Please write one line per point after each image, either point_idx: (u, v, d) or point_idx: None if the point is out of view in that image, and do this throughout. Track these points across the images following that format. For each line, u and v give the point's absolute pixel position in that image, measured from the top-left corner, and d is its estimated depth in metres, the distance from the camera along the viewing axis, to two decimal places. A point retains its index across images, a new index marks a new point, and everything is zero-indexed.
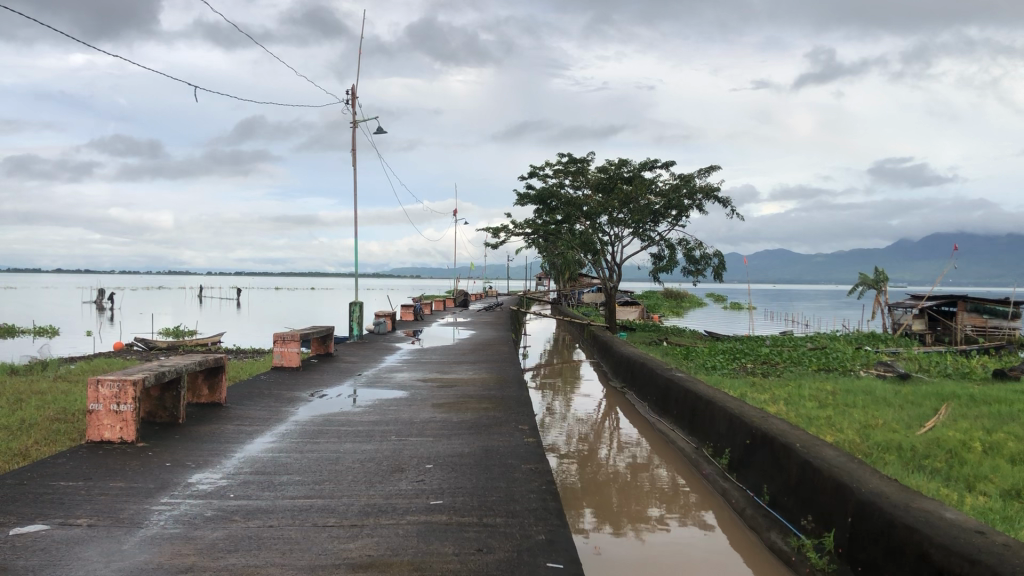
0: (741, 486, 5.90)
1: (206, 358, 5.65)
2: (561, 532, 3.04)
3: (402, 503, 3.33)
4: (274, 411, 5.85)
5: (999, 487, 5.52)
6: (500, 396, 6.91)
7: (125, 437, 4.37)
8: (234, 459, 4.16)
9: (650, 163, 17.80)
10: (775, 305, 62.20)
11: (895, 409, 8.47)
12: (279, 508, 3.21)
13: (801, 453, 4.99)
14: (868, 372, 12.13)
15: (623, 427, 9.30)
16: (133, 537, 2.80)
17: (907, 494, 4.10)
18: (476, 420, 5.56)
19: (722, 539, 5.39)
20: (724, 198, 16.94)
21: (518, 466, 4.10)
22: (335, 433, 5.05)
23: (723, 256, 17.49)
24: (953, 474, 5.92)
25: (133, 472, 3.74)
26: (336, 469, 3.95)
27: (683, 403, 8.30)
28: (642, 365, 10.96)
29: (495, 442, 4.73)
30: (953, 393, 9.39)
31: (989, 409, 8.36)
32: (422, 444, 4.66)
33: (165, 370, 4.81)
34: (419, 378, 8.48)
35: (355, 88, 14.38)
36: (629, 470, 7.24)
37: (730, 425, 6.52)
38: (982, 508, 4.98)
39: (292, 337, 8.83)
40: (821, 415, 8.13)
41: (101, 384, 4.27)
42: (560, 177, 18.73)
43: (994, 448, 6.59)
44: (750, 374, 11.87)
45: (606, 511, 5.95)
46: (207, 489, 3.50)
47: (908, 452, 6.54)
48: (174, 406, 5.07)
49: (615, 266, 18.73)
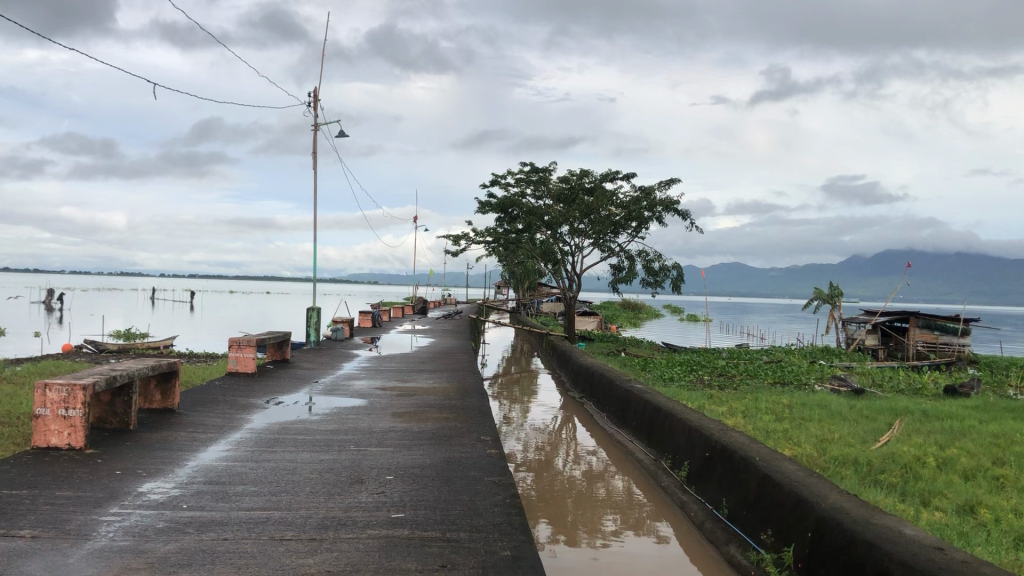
0: (699, 500, 5.87)
1: (159, 363, 5.49)
2: (526, 548, 2.96)
3: (363, 517, 3.23)
4: (229, 418, 5.71)
5: (954, 503, 5.56)
6: (460, 405, 6.82)
7: (73, 443, 4.22)
8: (187, 468, 4.03)
9: (612, 175, 17.88)
10: (732, 317, 62.80)
11: (850, 423, 8.54)
12: (235, 520, 3.09)
13: (760, 467, 4.98)
14: (822, 386, 12.24)
15: (580, 437, 9.27)
16: (78, 550, 2.67)
17: (867, 509, 4.09)
18: (436, 429, 5.47)
19: (679, 552, 5.35)
20: (683, 211, 17.03)
21: (480, 479, 4.03)
22: (292, 441, 4.93)
23: (682, 269, 17.58)
24: (908, 489, 5.95)
25: (81, 480, 3.60)
26: (293, 480, 3.84)
27: (641, 414, 8.27)
28: (601, 376, 10.92)
29: (457, 453, 4.65)
30: (906, 408, 9.49)
31: (941, 424, 8.47)
32: (382, 455, 4.55)
33: (117, 375, 4.65)
34: (378, 385, 8.38)
35: (317, 91, 14.25)
36: (585, 480, 7.19)
37: (689, 437, 6.50)
38: (939, 523, 5.00)
39: (248, 342, 8.63)
40: (778, 428, 8.15)
41: (49, 389, 4.11)
42: (522, 186, 18.73)
43: (947, 464, 6.65)
44: (707, 386, 11.90)
45: (561, 521, 5.89)
46: (159, 500, 3.37)
47: (864, 466, 6.58)
48: (126, 411, 4.91)
49: (575, 276, 18.72)
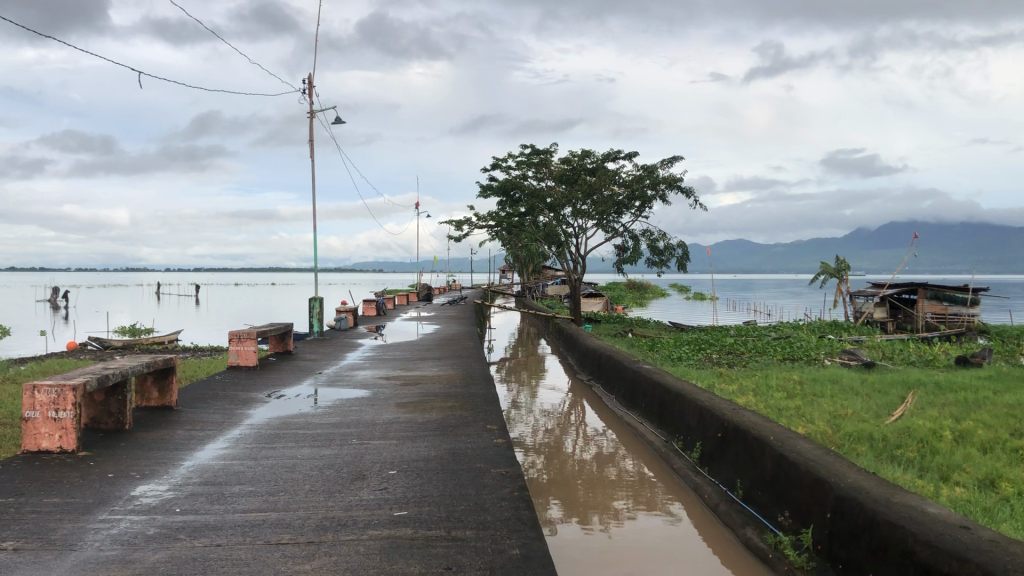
0: (713, 481, 5.71)
1: (154, 360, 5.34)
2: (536, 546, 2.81)
3: (364, 516, 3.08)
4: (228, 413, 5.57)
5: (973, 477, 5.40)
6: (466, 393, 6.67)
7: (64, 446, 4.08)
8: (182, 468, 3.88)
9: (614, 155, 17.67)
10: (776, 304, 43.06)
11: (862, 398, 8.36)
12: (229, 524, 2.95)
13: (775, 447, 4.80)
14: (832, 360, 12.08)
15: (589, 420, 9.11)
16: (63, 562, 2.52)
17: (888, 488, 3.92)
18: (442, 419, 5.32)
19: (692, 534, 5.20)
20: (687, 188, 16.81)
21: (487, 471, 3.88)
22: (292, 436, 4.78)
23: (687, 247, 17.36)
24: (926, 465, 5.79)
25: (70, 485, 3.45)
26: (293, 478, 3.68)
27: (651, 396, 8.10)
28: (609, 357, 10.78)
29: (461, 444, 4.50)
30: (918, 381, 9.31)
31: (955, 397, 8.29)
32: (385, 448, 4.40)
33: (108, 374, 4.50)
34: (381, 376, 8.20)
35: (311, 77, 14.03)
36: (596, 463, 7.03)
37: (701, 417, 6.33)
38: (961, 500, 4.83)
39: (249, 336, 8.47)
40: (790, 405, 7.98)
41: (38, 390, 3.97)
42: (523, 169, 18.55)
43: (965, 437, 6.47)
44: (716, 365, 11.72)
45: (571, 505, 5.76)
46: (151, 503, 3.22)
47: (879, 442, 6.41)
48: (120, 411, 4.77)
49: (579, 258, 18.52)
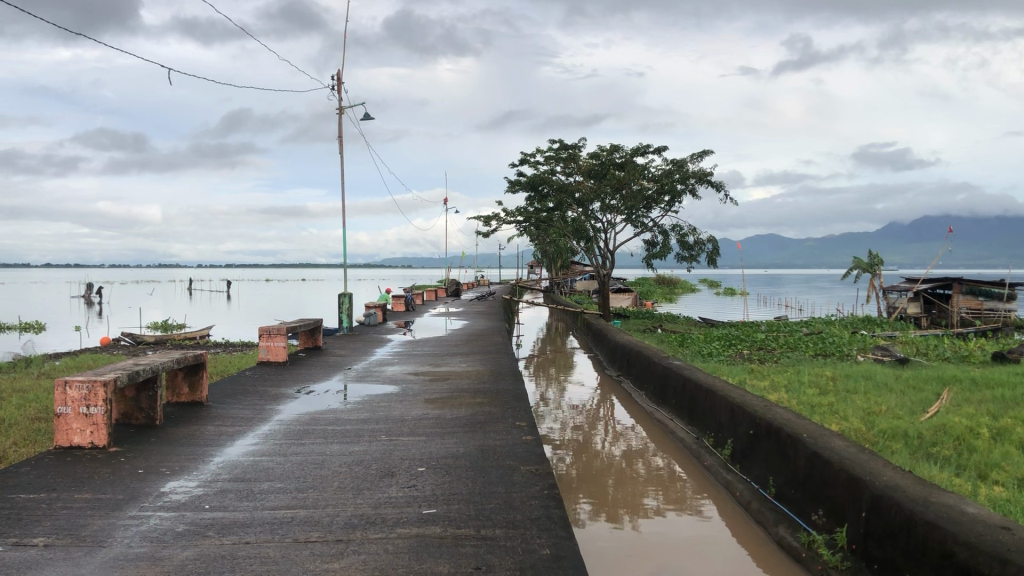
0: (744, 478, 5.64)
1: (185, 356, 5.36)
2: (566, 546, 2.77)
3: (392, 514, 3.07)
4: (257, 409, 5.58)
5: (1011, 476, 5.28)
6: (494, 389, 6.64)
7: (96, 442, 4.10)
8: (213, 464, 3.88)
9: (643, 149, 17.54)
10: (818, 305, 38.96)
11: (896, 394, 8.23)
12: (258, 522, 2.93)
13: (808, 444, 4.73)
14: (865, 356, 11.92)
15: (619, 416, 9.05)
16: (92, 559, 2.52)
17: (925, 487, 3.84)
18: (471, 416, 5.30)
19: (723, 532, 5.13)
20: (717, 182, 16.65)
21: (516, 469, 3.84)
22: (320, 432, 4.79)
23: (718, 241, 17.19)
24: (963, 463, 5.67)
25: (101, 481, 3.47)
26: (321, 474, 3.68)
27: (681, 392, 8.01)
28: (638, 353, 10.72)
29: (491, 441, 4.47)
30: (954, 377, 9.14)
31: (992, 393, 8.12)
32: (414, 444, 4.39)
33: (140, 369, 4.52)
34: (411, 371, 8.20)
35: (339, 74, 14.06)
36: (625, 460, 6.97)
37: (732, 414, 6.25)
38: (999, 499, 4.73)
39: (278, 331, 8.48)
40: (823, 402, 7.87)
41: (69, 387, 3.99)
42: (551, 164, 18.50)
43: (1003, 435, 6.34)
44: (746, 361, 11.63)
45: (601, 501, 5.71)
46: (181, 500, 3.23)
47: (915, 439, 6.30)
48: (151, 406, 4.79)
49: (609, 253, 18.43)
